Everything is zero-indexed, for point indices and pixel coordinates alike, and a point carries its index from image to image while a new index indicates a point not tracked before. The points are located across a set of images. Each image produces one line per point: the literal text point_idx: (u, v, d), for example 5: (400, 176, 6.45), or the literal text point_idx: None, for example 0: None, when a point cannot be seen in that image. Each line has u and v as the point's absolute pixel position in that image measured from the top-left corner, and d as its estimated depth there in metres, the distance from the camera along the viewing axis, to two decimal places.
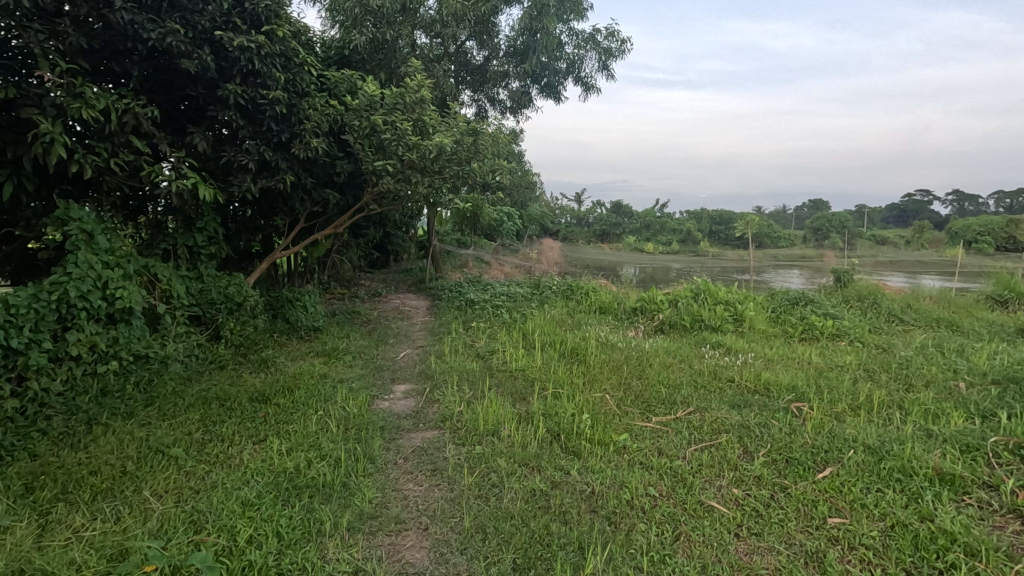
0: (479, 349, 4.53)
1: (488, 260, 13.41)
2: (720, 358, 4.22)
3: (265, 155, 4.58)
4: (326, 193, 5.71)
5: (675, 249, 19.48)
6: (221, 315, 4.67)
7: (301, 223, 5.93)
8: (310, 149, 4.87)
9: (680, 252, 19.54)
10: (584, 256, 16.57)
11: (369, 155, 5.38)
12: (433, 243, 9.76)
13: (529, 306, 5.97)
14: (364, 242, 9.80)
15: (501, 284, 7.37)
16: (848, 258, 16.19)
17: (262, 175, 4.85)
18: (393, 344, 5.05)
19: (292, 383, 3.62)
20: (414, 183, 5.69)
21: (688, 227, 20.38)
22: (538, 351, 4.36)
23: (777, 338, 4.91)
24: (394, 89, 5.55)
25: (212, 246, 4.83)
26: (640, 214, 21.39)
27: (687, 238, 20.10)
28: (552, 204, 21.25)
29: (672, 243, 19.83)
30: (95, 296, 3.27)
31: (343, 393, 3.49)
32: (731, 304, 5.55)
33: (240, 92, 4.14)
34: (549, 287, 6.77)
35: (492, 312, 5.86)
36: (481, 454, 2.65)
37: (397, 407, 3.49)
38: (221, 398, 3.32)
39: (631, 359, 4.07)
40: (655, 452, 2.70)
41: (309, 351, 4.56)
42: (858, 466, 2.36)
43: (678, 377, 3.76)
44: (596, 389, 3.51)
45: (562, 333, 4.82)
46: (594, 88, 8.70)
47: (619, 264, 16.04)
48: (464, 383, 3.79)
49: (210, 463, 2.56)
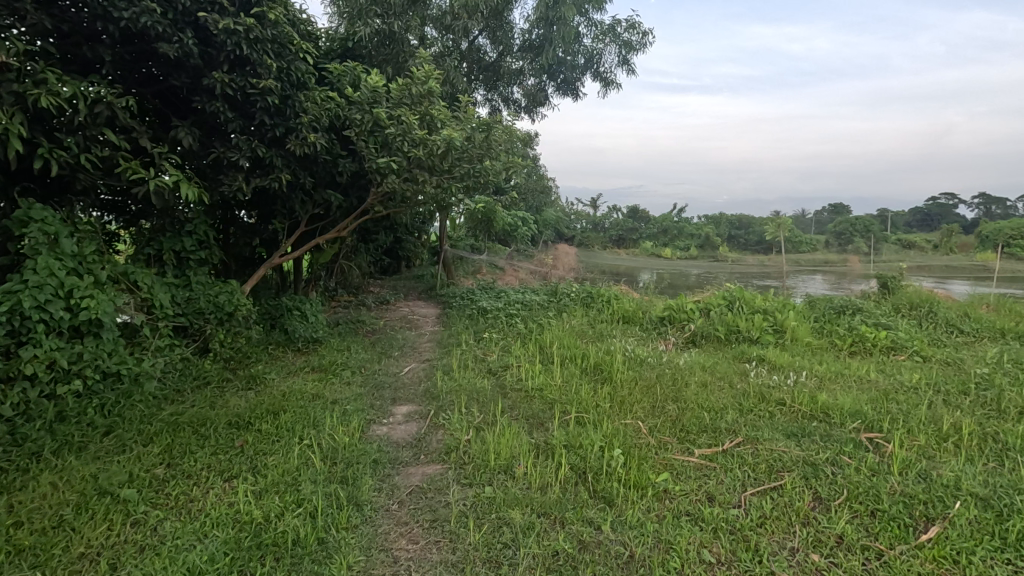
0: (491, 364, 4.08)
1: (501, 266, 12.96)
2: (764, 376, 3.71)
3: (257, 151, 4.19)
4: (328, 195, 5.33)
5: (694, 255, 18.86)
6: (210, 325, 4.28)
7: (301, 226, 5.57)
8: (308, 146, 4.48)
9: (699, 257, 18.91)
10: (600, 262, 16.06)
11: (373, 153, 4.98)
12: (445, 248, 9.34)
13: (546, 315, 5.50)
14: (372, 247, 9.42)
15: (516, 291, 6.91)
16: (877, 263, 15.48)
17: (255, 174, 4.47)
18: (397, 358, 4.61)
19: (278, 404, 3.20)
20: (422, 183, 5.27)
21: (708, 231, 19.74)
22: (557, 367, 3.89)
23: (825, 352, 4.38)
24: (400, 82, 5.14)
25: (203, 251, 4.45)
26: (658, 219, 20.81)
27: (706, 243, 19.44)
28: (567, 209, 20.74)
29: (691, 248, 19.20)
30: (55, 307, 2.87)
31: (335, 417, 3.05)
32: (770, 313, 5.03)
33: (227, 81, 3.75)
34: (567, 294, 6.29)
35: (506, 323, 5.40)
36: (492, 500, 2.18)
37: (396, 433, 3.04)
38: (195, 423, 2.91)
39: (664, 377, 3.57)
40: (704, 497, 2.21)
41: (305, 366, 4.14)
42: (972, 527, 1.86)
43: (720, 399, 3.27)
44: (626, 413, 3.02)
45: (584, 346, 4.34)
46: (614, 84, 8.24)
47: (636, 270, 15.49)
48: (473, 405, 3.33)
49: (165, 509, 2.15)
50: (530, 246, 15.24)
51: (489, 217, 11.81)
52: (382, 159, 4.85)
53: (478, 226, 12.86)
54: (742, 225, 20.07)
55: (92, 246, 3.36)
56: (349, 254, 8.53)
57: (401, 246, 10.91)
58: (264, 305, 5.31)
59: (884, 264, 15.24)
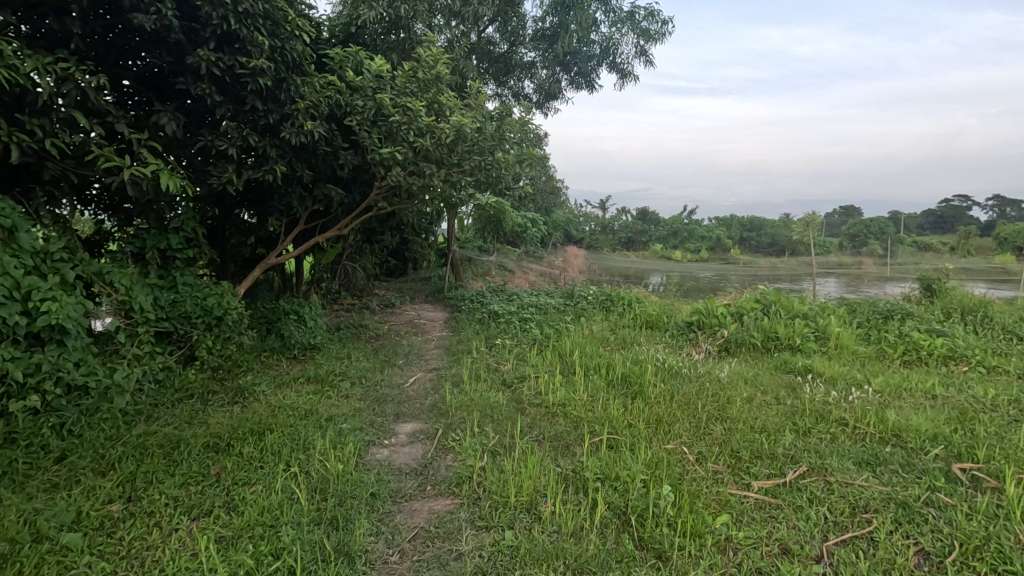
0: (506, 375, 3.67)
1: (510, 268, 12.56)
2: (816, 391, 3.28)
3: (248, 140, 3.81)
4: (328, 190, 4.97)
5: (705, 257, 18.39)
6: (197, 331, 3.89)
7: (299, 225, 5.20)
8: (305, 134, 4.09)
9: (711, 260, 18.43)
10: (610, 264, 15.63)
11: (376, 144, 4.59)
12: (454, 249, 8.95)
13: (563, 320, 5.08)
14: (377, 248, 9.04)
15: (529, 293, 6.50)
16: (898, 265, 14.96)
17: (247, 165, 4.09)
18: (402, 366, 4.20)
19: (265, 422, 2.80)
20: (429, 176, 4.88)
21: (719, 233, 19.24)
22: (580, 381, 3.46)
23: (876, 362, 3.93)
24: (405, 67, 4.75)
25: (191, 249, 4.08)
26: (668, 220, 20.33)
27: (718, 245, 18.95)
28: (577, 210, 20.31)
29: (702, 251, 18.72)
30: (8, 311, 2.49)
31: (329, 439, 2.64)
32: (809, 318, 4.59)
33: (213, 60, 3.37)
34: (584, 297, 5.87)
35: (518, 328, 4.99)
36: (515, 552, 1.77)
37: (399, 458, 2.63)
38: (167, 446, 2.52)
39: (704, 391, 3.14)
40: (778, 550, 1.80)
41: (301, 376, 3.75)
42: None
43: (772, 419, 2.84)
44: (666, 436, 2.61)
45: (608, 355, 3.92)
46: (631, 75, 7.84)
47: (647, 273, 15.04)
48: (488, 425, 2.92)
49: (113, 562, 1.75)
50: (539, 248, 14.82)
51: (498, 217, 11.40)
52: (386, 150, 4.45)
53: (486, 226, 12.45)
54: (752, 227, 19.47)
55: (60, 243, 2.99)
56: (352, 255, 8.16)
57: (407, 247, 10.53)
58: (260, 308, 4.93)
59: (905, 267, 14.71)
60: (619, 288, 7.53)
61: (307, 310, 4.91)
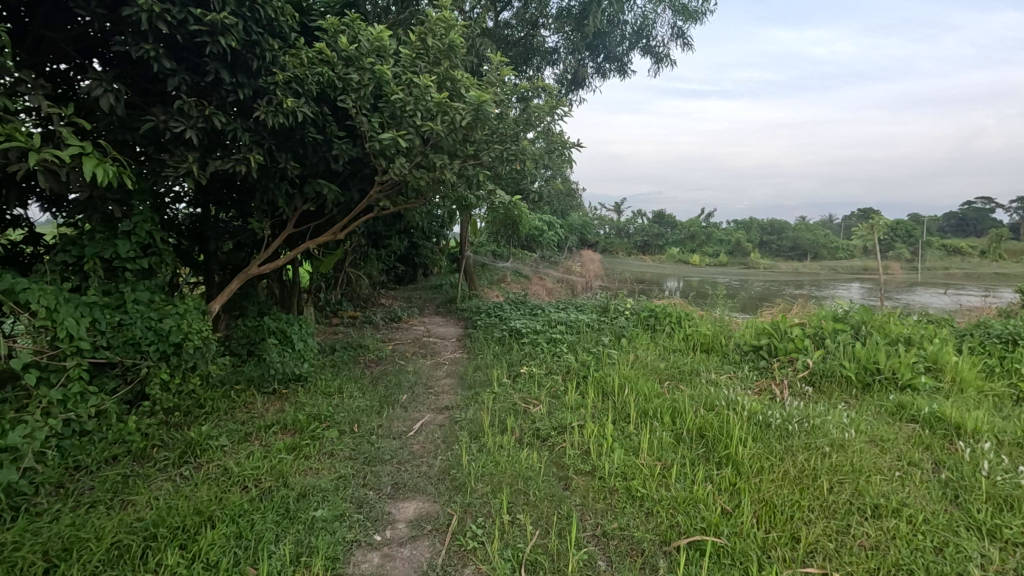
0: (539, 422, 2.83)
1: (525, 275, 11.75)
2: (969, 455, 2.39)
3: (210, 119, 3.00)
4: (320, 186, 4.16)
5: (724, 261, 17.42)
6: (148, 361, 3.08)
7: (287, 228, 4.39)
8: (285, 115, 3.27)
9: (730, 264, 17.46)
10: (625, 269, 14.77)
11: (376, 129, 3.77)
12: (467, 254, 8.13)
13: (600, 342, 4.24)
14: (383, 253, 8.26)
15: (554, 306, 5.66)
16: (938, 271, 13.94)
17: (214, 153, 3.28)
18: (406, 404, 3.37)
19: (208, 508, 1.97)
20: (441, 169, 4.05)
21: (739, 236, 18.25)
22: (640, 438, 2.61)
23: (1016, 406, 3.03)
24: (412, 36, 3.92)
25: (146, 259, 3.30)
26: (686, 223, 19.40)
27: (736, 249, 18.00)
28: (592, 213, 19.45)
29: (720, 254, 17.77)
30: None
31: (293, 545, 1.81)
32: (909, 343, 3.69)
33: (158, 10, 2.57)
34: (620, 312, 5.02)
35: (548, 352, 4.15)
36: None
37: (396, 570, 1.79)
38: (49, 557, 1.68)
39: (819, 457, 2.27)
40: None
41: (276, 421, 2.94)
42: None
43: (935, 509, 1.96)
44: (793, 548, 1.75)
45: (668, 395, 3.06)
46: (667, 60, 6.97)
47: (663, 277, 14.16)
48: (521, 511, 2.08)
49: None
50: (555, 253, 14.00)
51: (513, 220, 10.59)
52: (387, 136, 3.62)
53: (501, 230, 11.63)
54: (775, 230, 18.49)
55: None
56: (357, 261, 7.41)
57: (416, 252, 9.75)
58: (239, 328, 4.14)
59: (952, 269, 13.61)
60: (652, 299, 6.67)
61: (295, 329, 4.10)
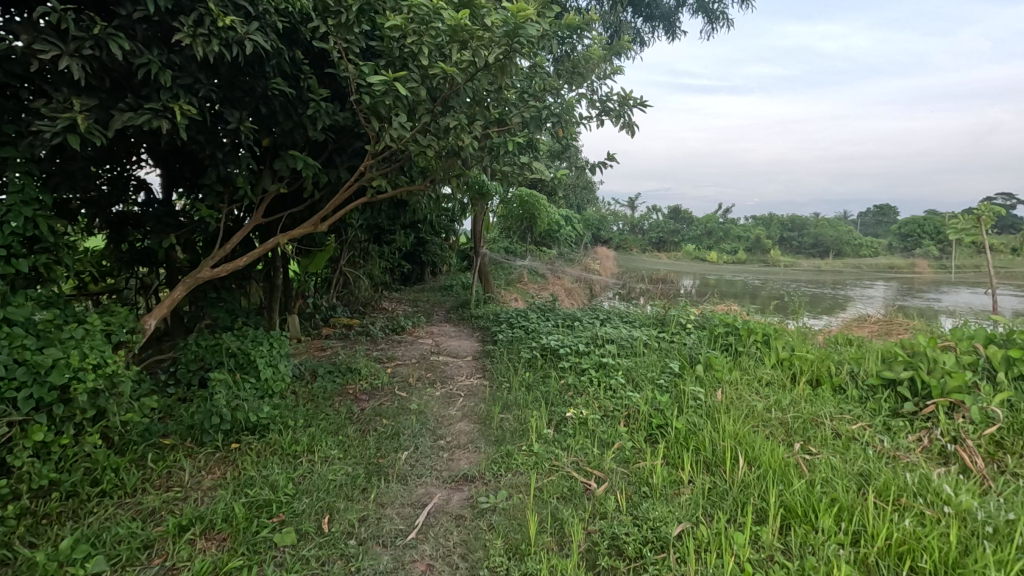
0: (619, 526, 1.76)
1: (543, 275, 10.64)
2: None
3: (101, 40, 1.94)
4: (294, 160, 3.10)
5: (743, 258, 13.74)
6: (15, 414, 1.97)
7: (252, 218, 3.31)
8: (226, 44, 2.19)
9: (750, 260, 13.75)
10: (646, 266, 13.70)
11: (366, 76, 2.70)
12: (482, 252, 7.08)
13: (669, 371, 3.15)
14: (387, 250, 7.21)
15: (593, 316, 4.59)
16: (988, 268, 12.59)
17: (121, 101, 2.21)
18: (408, 471, 2.31)
19: None
20: (456, 137, 2.98)
21: (754, 234, 14.33)
22: (802, 569, 1.53)
23: None
24: None
25: (28, 260, 2.25)
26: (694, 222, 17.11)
27: (754, 246, 14.11)
28: (607, 208, 18.33)
29: (739, 250, 14.12)
30: None
31: None
32: None
33: None
34: (681, 326, 3.94)
35: (600, 388, 3.06)
36: None
37: None
38: None
39: None
40: None
41: (198, 518, 1.86)
42: None
43: None
44: None
45: (812, 473, 1.97)
46: (724, 19, 5.81)
47: (688, 275, 13.00)
48: None
49: None
50: (573, 250, 12.92)
51: (531, 213, 9.50)
52: (381, 80, 2.55)
53: (517, 225, 10.56)
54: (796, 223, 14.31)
55: None
56: (355, 258, 6.40)
57: (424, 249, 8.70)
58: (190, 353, 3.14)
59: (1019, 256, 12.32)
60: (704, 305, 5.60)
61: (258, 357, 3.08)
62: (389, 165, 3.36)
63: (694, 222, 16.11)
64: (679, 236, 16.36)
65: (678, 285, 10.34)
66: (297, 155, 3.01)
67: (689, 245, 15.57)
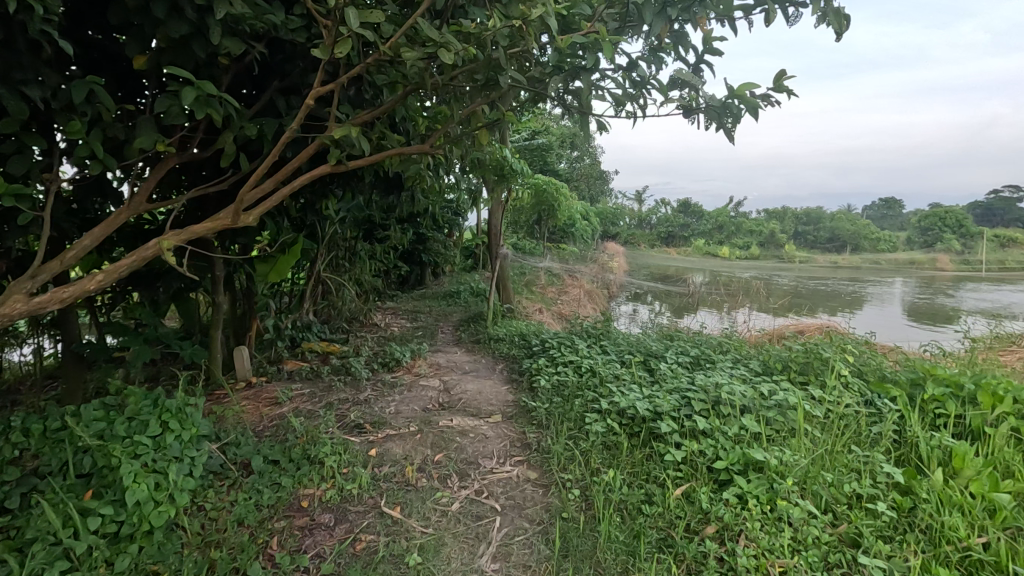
0: None
1: (557, 276, 9.21)
2: None
3: None
4: (189, 92, 1.59)
5: (755, 254, 11.96)
6: None
7: (117, 212, 1.84)
8: None
9: (763, 258, 11.78)
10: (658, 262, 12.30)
11: None
12: (500, 252, 5.60)
13: (880, 490, 1.75)
14: (379, 250, 5.73)
15: (674, 351, 3.14)
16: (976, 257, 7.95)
17: None
18: None
19: None
20: (498, 32, 1.51)
21: (775, 227, 12.39)
22: None
23: None
24: None
25: None
26: (706, 214, 14.92)
27: (769, 241, 12.25)
28: (614, 201, 16.91)
29: (751, 246, 12.38)
30: None
31: None
32: None
33: None
34: (840, 376, 2.48)
35: (782, 538, 1.58)
36: None
37: None
38: None
39: None
40: None
41: None
42: None
43: None
44: None
45: None
46: None
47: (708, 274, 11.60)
48: None
49: None
50: (583, 246, 11.50)
51: (547, 205, 8.05)
52: None
53: (526, 218, 9.13)
54: (813, 221, 12.33)
55: None
56: (340, 262, 4.94)
57: (424, 247, 7.23)
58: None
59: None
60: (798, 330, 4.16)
61: (127, 474, 1.68)
62: (375, 111, 1.95)
63: (709, 215, 14.71)
64: (689, 230, 14.96)
65: (697, 282, 9.00)
66: (185, 75, 1.50)
67: (703, 240, 14.17)
